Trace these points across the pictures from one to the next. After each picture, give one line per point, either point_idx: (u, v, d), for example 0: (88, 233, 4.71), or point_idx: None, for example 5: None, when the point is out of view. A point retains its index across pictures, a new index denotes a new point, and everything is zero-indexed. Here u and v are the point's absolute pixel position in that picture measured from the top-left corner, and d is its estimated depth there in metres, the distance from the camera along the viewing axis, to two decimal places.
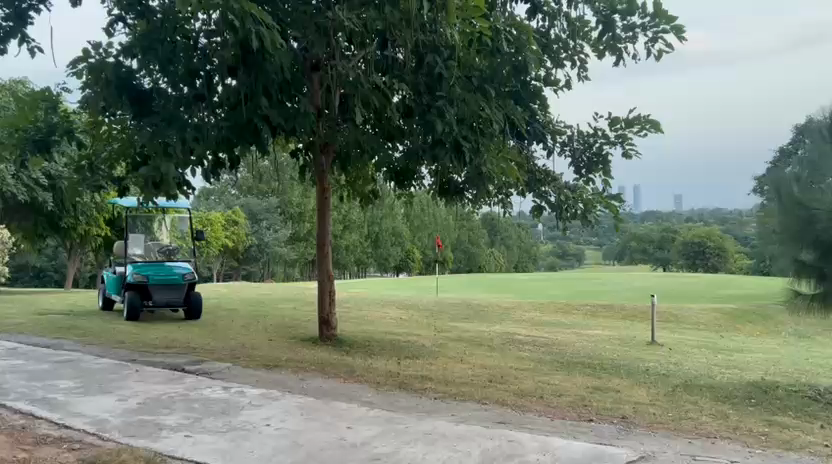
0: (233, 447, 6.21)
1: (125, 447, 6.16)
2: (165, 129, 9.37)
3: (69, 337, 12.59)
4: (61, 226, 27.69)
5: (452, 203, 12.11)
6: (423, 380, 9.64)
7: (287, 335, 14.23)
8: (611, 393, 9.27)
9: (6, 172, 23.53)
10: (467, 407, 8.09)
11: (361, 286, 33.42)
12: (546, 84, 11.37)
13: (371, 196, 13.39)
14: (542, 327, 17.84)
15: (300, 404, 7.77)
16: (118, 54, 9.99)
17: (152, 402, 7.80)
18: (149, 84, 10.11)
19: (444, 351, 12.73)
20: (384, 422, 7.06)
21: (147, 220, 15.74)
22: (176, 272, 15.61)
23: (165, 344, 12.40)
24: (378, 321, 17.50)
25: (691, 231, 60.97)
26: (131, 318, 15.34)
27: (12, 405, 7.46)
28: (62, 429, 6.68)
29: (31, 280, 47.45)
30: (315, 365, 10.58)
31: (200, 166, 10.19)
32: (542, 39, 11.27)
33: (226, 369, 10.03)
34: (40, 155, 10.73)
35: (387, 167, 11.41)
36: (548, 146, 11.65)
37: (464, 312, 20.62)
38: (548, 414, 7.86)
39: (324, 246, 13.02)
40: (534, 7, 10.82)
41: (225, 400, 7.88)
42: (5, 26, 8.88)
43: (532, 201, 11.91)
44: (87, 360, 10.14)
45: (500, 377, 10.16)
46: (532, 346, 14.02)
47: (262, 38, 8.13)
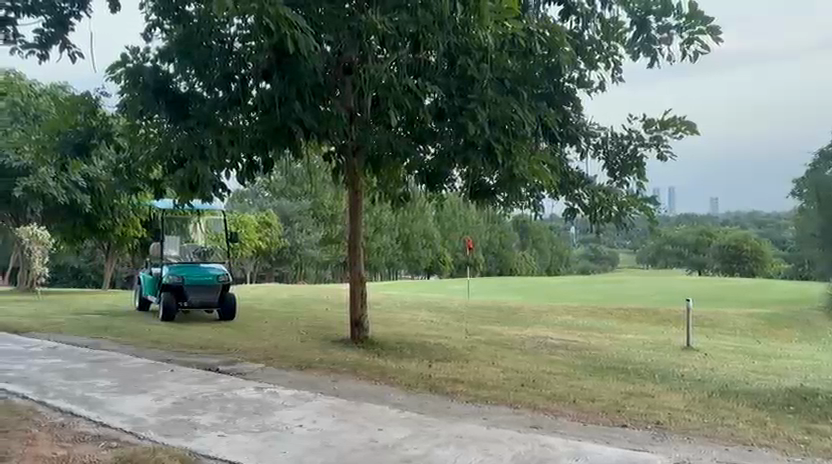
0: (266, 448, 6.26)
1: (161, 446, 6.26)
2: (202, 132, 9.87)
3: (106, 337, 12.84)
4: (100, 229, 28.38)
5: (484, 205, 12.00)
6: (455, 383, 9.64)
7: (319, 337, 14.33)
8: (645, 399, 9.15)
9: (46, 174, 24.07)
10: (499, 410, 8.06)
11: (398, 286, 35.56)
12: (579, 85, 11.30)
13: (402, 198, 13.48)
14: (575, 331, 17.68)
15: (332, 405, 7.82)
16: (155, 59, 10.24)
17: (186, 401, 7.91)
18: (185, 88, 10.30)
19: (475, 354, 12.69)
20: (416, 425, 7.07)
21: (183, 221, 15.99)
22: (211, 272, 15.79)
23: (199, 344, 12.56)
24: (409, 323, 17.55)
25: (727, 234, 59.89)
26: (166, 318, 15.59)
27: (52, 403, 7.62)
28: (99, 428, 6.80)
29: (69, 281, 48.31)
30: (347, 367, 10.64)
31: (233, 169, 10.28)
32: (577, 40, 11.19)
33: (259, 370, 10.13)
34: (78, 156, 11.03)
35: (419, 170, 11.43)
36: (582, 149, 11.53)
37: (496, 315, 20.53)
38: (581, 418, 7.80)
39: (355, 248, 13.06)
40: (567, 9, 10.73)
41: (258, 401, 7.96)
42: (47, 32, 9.12)
43: (564, 204, 11.77)
44: (124, 359, 10.34)
45: (532, 381, 10.11)
46: (564, 350, 13.93)
47: (297, 42, 8.20)
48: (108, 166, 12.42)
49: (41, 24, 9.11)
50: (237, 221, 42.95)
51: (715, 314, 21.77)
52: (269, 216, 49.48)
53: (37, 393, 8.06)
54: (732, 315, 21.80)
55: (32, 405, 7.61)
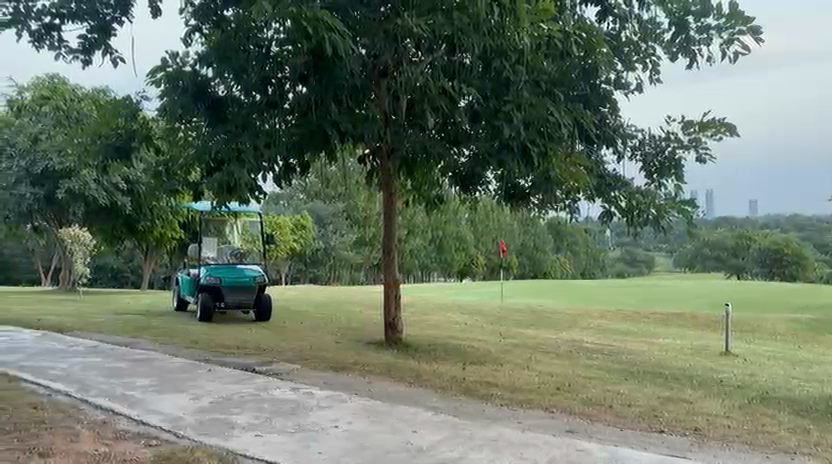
0: (301, 448, 6.32)
1: (199, 445, 6.35)
2: (239, 135, 9.97)
3: (145, 337, 13.06)
4: (138, 231, 28.91)
5: (518, 208, 12.00)
6: (489, 386, 9.61)
7: (353, 338, 14.40)
8: (683, 404, 9.03)
9: (88, 177, 24.66)
10: (534, 414, 8.01)
11: (448, 286, 38.36)
12: (616, 87, 11.18)
13: (436, 200, 13.52)
14: (611, 336, 17.49)
15: (366, 406, 7.86)
16: (194, 63, 10.37)
17: (223, 401, 8.01)
18: (223, 92, 10.41)
19: (509, 357, 12.64)
20: (450, 427, 7.07)
21: (220, 224, 16.20)
22: (247, 273, 15.93)
23: (235, 345, 12.70)
24: (443, 326, 17.54)
25: (767, 237, 58.76)
26: (204, 318, 15.83)
27: (93, 401, 7.78)
28: (140, 426, 6.93)
29: (109, 281, 49.20)
30: (381, 369, 10.68)
31: (270, 171, 10.47)
32: (614, 41, 11.10)
33: (295, 371, 10.22)
34: (119, 159, 11.33)
35: (453, 172, 11.47)
36: (619, 151, 11.42)
37: (530, 318, 20.42)
38: (617, 424, 7.70)
39: (389, 250, 13.08)
40: (604, 10, 10.67)
41: (294, 401, 8.03)
42: (91, 37, 10.39)
43: (601, 206, 11.61)
44: (163, 359, 10.51)
45: (567, 385, 10.03)
46: (600, 354, 13.78)
47: (334, 44, 8.28)
48: (149, 169, 12.70)
49: (86, 30, 10.36)
50: (273, 222, 43.36)
51: (755, 319, 21.36)
52: (305, 219, 49.86)
53: (79, 391, 8.24)
54: (772, 320, 21.37)
55: (75, 402, 7.78)
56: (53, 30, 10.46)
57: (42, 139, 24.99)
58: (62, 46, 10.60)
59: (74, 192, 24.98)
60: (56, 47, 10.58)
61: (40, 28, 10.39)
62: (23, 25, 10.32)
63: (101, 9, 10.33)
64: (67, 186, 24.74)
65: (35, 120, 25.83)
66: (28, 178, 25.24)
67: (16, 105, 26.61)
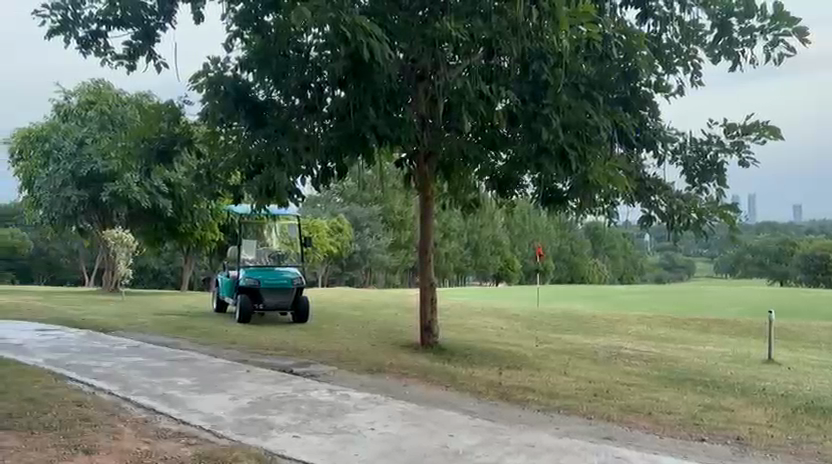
0: (339, 450, 6.36)
1: (238, 445, 6.42)
2: (279, 139, 10.10)
3: (186, 337, 13.28)
4: (179, 233, 29.42)
5: (556, 212, 11.83)
6: (526, 391, 9.53)
7: (389, 341, 14.44)
8: (724, 413, 8.87)
9: (131, 179, 25.15)
10: (571, 420, 7.94)
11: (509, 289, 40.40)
12: (657, 90, 11.03)
13: (472, 204, 13.49)
14: (651, 342, 17.24)
15: (403, 409, 7.88)
16: (236, 68, 10.52)
17: (262, 401, 8.11)
18: (263, 97, 10.57)
19: (546, 363, 12.54)
20: (487, 432, 7.04)
21: (257, 227, 16.56)
22: (284, 275, 16.07)
23: (274, 346, 12.84)
24: (479, 330, 17.50)
25: (812, 243, 57.32)
26: (242, 320, 16.06)
27: (135, 400, 7.94)
28: (180, 425, 7.04)
29: (150, 283, 50.11)
30: (417, 372, 10.69)
31: (309, 174, 10.61)
32: (655, 44, 10.96)
33: (331, 372, 10.29)
34: (161, 163, 11.55)
35: (490, 176, 11.46)
36: (659, 154, 11.29)
37: (567, 323, 20.24)
38: (657, 431, 7.59)
39: (426, 254, 13.10)
40: (645, 12, 10.56)
41: (331, 403, 8.08)
42: (135, 43, 10.64)
43: (640, 211, 11.44)
44: (202, 359, 10.67)
45: (606, 392, 9.90)
46: (639, 360, 13.60)
47: (372, 49, 8.35)
48: (190, 172, 12.92)
49: (131, 36, 10.64)
50: (310, 225, 43.69)
51: (799, 327, 20.85)
52: (341, 222, 50.29)
53: (122, 390, 8.40)
54: (819, 328, 20.81)
55: (117, 401, 7.94)
56: (100, 37, 10.73)
57: (88, 143, 25.50)
58: (108, 53, 10.85)
59: (118, 194, 25.54)
60: (102, 54, 10.85)
61: (87, 35, 10.68)
62: (71, 32, 10.61)
63: (145, 16, 10.56)
64: (112, 189, 25.29)
65: (81, 124, 26.42)
66: (74, 181, 25.81)
67: (62, 109, 27.22)
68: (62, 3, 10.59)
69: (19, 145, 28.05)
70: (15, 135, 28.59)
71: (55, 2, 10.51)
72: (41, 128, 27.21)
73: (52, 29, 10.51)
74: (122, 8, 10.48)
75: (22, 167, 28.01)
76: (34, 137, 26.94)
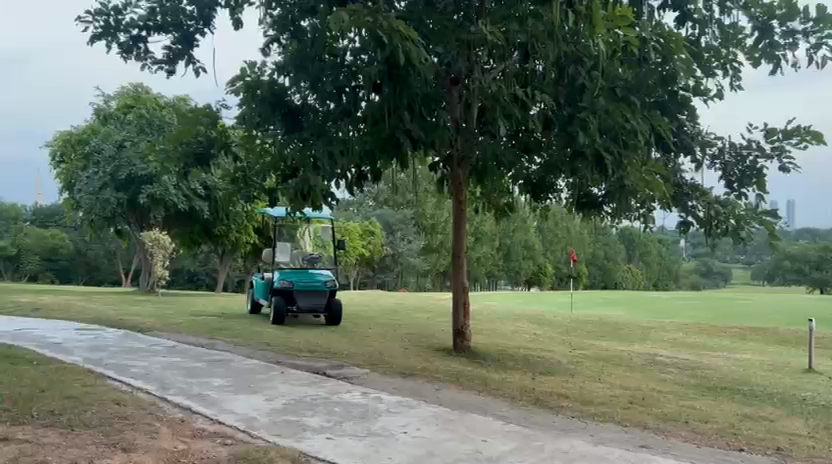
0: (372, 452, 6.38)
1: (273, 445, 6.48)
2: (314, 143, 10.20)
3: (221, 338, 13.43)
4: (215, 234, 29.84)
5: (591, 215, 11.82)
6: (560, 397, 9.45)
7: (421, 345, 14.45)
8: (764, 423, 8.69)
9: (169, 182, 25.58)
10: (607, 428, 7.84)
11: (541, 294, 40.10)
12: (696, 94, 10.84)
13: (506, 208, 13.44)
14: (687, 349, 16.97)
15: (436, 414, 7.86)
16: (272, 72, 10.58)
17: (296, 403, 8.17)
18: (299, 101, 10.64)
19: (579, 369, 12.42)
20: (520, 438, 7.00)
21: (292, 229, 16.65)
22: (319, 278, 16.34)
23: (307, 348, 12.94)
24: (512, 335, 17.42)
25: None
26: (277, 321, 16.13)
27: (172, 399, 8.05)
28: (216, 425, 7.13)
29: (185, 284, 50.88)
30: (450, 376, 10.67)
31: (343, 178, 10.69)
32: (693, 47, 10.77)
33: (364, 375, 10.33)
34: (199, 165, 11.78)
35: (524, 180, 11.40)
36: (697, 159, 11.12)
37: (601, 329, 20.04)
38: (694, 440, 7.47)
39: (459, 259, 13.08)
40: (683, 15, 10.43)
41: (364, 406, 8.11)
42: (175, 48, 10.84)
43: (677, 216, 11.22)
44: (237, 360, 10.80)
45: (641, 399, 9.76)
46: (675, 368, 13.41)
47: (408, 53, 8.33)
48: (226, 175, 13.10)
49: (170, 41, 10.84)
50: (343, 229, 43.99)
51: None
52: (374, 226, 50.65)
53: (159, 389, 8.54)
54: None
55: (155, 400, 8.07)
56: (140, 42, 10.94)
57: (127, 146, 25.98)
58: (148, 57, 11.06)
59: (155, 197, 26.01)
60: (142, 58, 11.06)
61: (128, 40, 10.89)
62: (113, 37, 10.83)
63: (184, 21, 10.76)
64: (150, 191, 25.73)
65: (120, 127, 26.92)
66: (113, 184, 26.29)
67: (103, 113, 27.76)
68: (105, 9, 10.82)
69: (60, 148, 28.68)
70: (57, 139, 29.28)
71: (97, 9, 10.73)
72: (82, 131, 27.81)
73: (95, 35, 10.76)
74: (162, 13, 10.67)
75: (64, 169, 28.67)
76: (75, 140, 27.58)
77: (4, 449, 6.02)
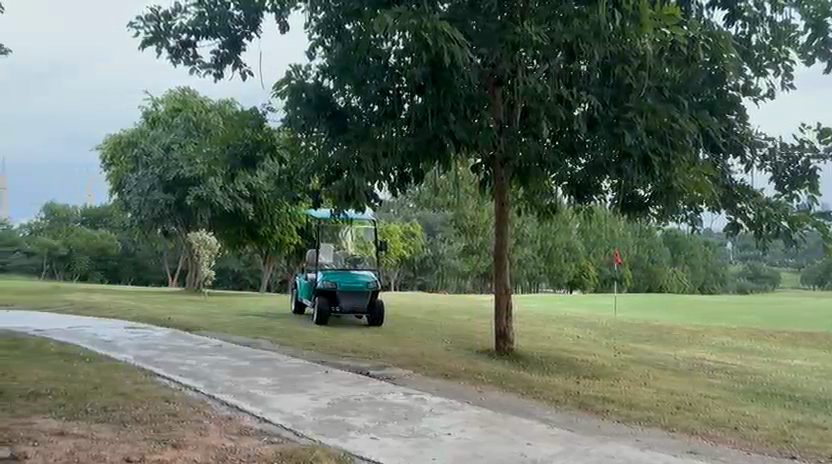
0: (416, 453, 6.40)
1: (318, 444, 6.55)
2: (357, 145, 10.25)
3: (265, 338, 13.61)
4: (259, 235, 30.29)
5: (637, 218, 11.71)
6: (605, 402, 9.34)
7: (463, 347, 14.42)
8: (817, 430, 8.47)
9: (215, 184, 26.02)
10: (653, 432, 7.74)
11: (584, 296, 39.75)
12: (745, 93, 10.58)
13: (549, 210, 13.35)
14: (735, 354, 16.61)
15: (478, 415, 7.85)
16: (317, 75, 10.64)
17: (340, 402, 8.25)
18: (343, 103, 10.69)
19: (624, 373, 12.27)
20: (565, 442, 6.96)
21: (335, 230, 16.67)
22: (361, 279, 16.45)
23: (350, 348, 13.04)
24: (555, 338, 17.27)
25: None
26: (319, 321, 16.31)
27: (219, 397, 8.20)
28: (263, 423, 7.23)
29: (229, 285, 51.72)
30: (493, 379, 10.64)
31: (385, 180, 10.76)
32: (743, 46, 10.56)
33: (407, 376, 10.37)
34: (244, 168, 11.93)
35: (568, 182, 11.35)
36: (747, 160, 10.90)
37: (646, 333, 19.77)
38: (743, 447, 7.32)
39: (502, 261, 13.00)
40: (732, 13, 10.22)
41: (408, 407, 8.14)
42: (223, 52, 11.06)
43: (725, 218, 11.01)
44: (282, 359, 10.95)
45: (688, 404, 9.60)
46: (723, 373, 13.14)
47: (452, 55, 8.33)
48: (271, 177, 13.35)
49: (218, 45, 11.05)
50: (384, 230, 44.27)
51: None
52: (414, 227, 50.83)
53: (206, 387, 8.69)
54: None
55: (202, 398, 8.22)
56: (189, 47, 11.17)
57: (175, 148, 26.49)
58: (197, 61, 11.26)
59: (202, 198, 26.52)
60: (191, 62, 11.27)
61: (178, 45, 11.12)
62: (163, 42, 11.07)
63: (231, 26, 10.96)
64: (197, 193, 26.19)
65: (168, 130, 27.43)
66: (162, 185, 26.73)
67: (151, 116, 28.30)
68: (156, 15, 11.08)
69: (110, 150, 29.37)
70: (107, 141, 29.98)
71: (148, 14, 11.01)
72: (131, 134, 28.47)
73: (145, 40, 11.02)
74: (211, 18, 10.87)
75: (114, 171, 29.38)
76: (125, 143, 28.23)
77: (60, 443, 6.19)
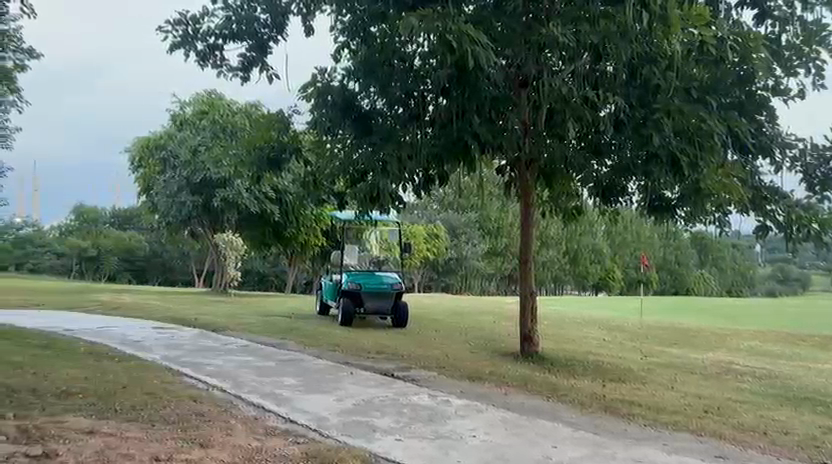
0: (441, 455, 6.40)
1: (344, 445, 6.58)
2: (382, 147, 10.35)
3: (291, 338, 13.69)
4: (285, 236, 30.52)
5: (663, 220, 11.63)
6: (631, 405, 9.27)
7: (488, 349, 14.39)
8: None
9: (242, 186, 26.28)
10: (680, 437, 7.64)
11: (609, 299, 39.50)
12: (775, 94, 10.40)
13: (575, 212, 13.25)
14: (765, 358, 16.35)
15: (503, 418, 7.82)
16: (342, 78, 10.67)
17: (365, 403, 8.28)
18: (368, 105, 10.72)
19: (651, 376, 12.15)
20: (591, 445, 6.91)
21: (359, 232, 16.79)
22: (385, 280, 16.44)
23: (374, 349, 13.07)
24: (580, 341, 17.17)
25: None
26: (344, 323, 16.38)
27: (245, 397, 8.27)
28: (288, 424, 7.28)
29: (255, 285, 52.13)
30: (518, 381, 10.61)
31: (410, 182, 10.82)
32: (771, 46, 10.47)
33: (431, 377, 10.37)
34: (271, 170, 12.04)
35: (594, 183, 11.27)
36: (776, 162, 10.60)
37: (673, 336, 19.55)
38: (773, 452, 7.21)
39: (526, 263, 13.01)
40: (761, 12, 10.21)
41: (433, 408, 8.15)
42: (249, 55, 11.17)
43: (754, 220, 10.84)
44: (307, 359, 11.01)
45: (716, 408, 9.49)
46: (752, 377, 12.96)
47: (477, 57, 8.32)
48: (297, 180, 13.40)
49: (245, 49, 11.16)
50: (408, 232, 44.34)
51: None
52: (438, 229, 50.86)
53: (233, 387, 8.77)
54: None
55: (229, 398, 8.30)
56: (217, 50, 11.29)
57: (202, 150, 26.79)
58: (224, 65, 11.38)
59: (228, 200, 26.77)
60: (218, 66, 11.38)
61: (205, 48, 11.24)
62: (190, 46, 11.21)
63: (258, 29, 11.06)
64: (224, 195, 26.45)
65: (195, 133, 27.72)
66: (189, 187, 27.12)
67: (178, 118, 28.56)
68: (184, 19, 11.21)
69: (138, 152, 29.76)
70: (135, 144, 30.38)
71: (176, 18, 11.14)
72: (159, 136, 28.79)
73: (174, 44, 11.17)
74: (238, 22, 11.01)
75: (142, 173, 29.73)
76: (153, 145, 28.58)
77: (90, 441, 6.28)
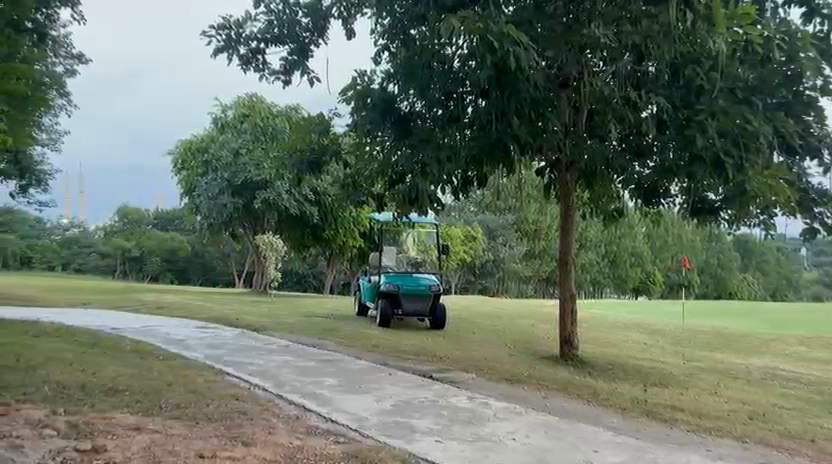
0: (481, 457, 6.40)
1: (384, 446, 6.62)
2: (422, 149, 10.44)
3: (330, 339, 13.80)
4: (323, 238, 30.77)
5: (706, 222, 11.52)
6: (673, 410, 9.13)
7: (527, 352, 14.29)
8: None
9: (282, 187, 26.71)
10: (724, 443, 7.50)
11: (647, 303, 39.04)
12: (825, 94, 9.94)
13: (615, 214, 13.09)
14: (812, 364, 15.94)
15: (543, 421, 7.78)
16: (382, 81, 10.81)
17: (404, 404, 8.31)
18: (407, 108, 10.74)
19: (693, 381, 11.94)
20: (633, 450, 6.85)
21: (397, 233, 16.87)
22: (423, 282, 16.39)
23: (412, 351, 13.09)
24: (621, 345, 16.95)
25: None
26: (383, 324, 16.45)
27: (287, 396, 8.37)
28: (329, 423, 7.35)
29: (293, 286, 52.54)
30: (557, 384, 10.53)
31: (448, 183, 10.93)
32: (821, 45, 9.97)
33: (469, 379, 10.36)
34: (311, 172, 12.15)
35: (635, 185, 11.09)
36: (824, 163, 10.18)
37: (715, 341, 19.17)
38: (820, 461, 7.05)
39: (565, 263, 13.13)
40: (810, 12, 9.77)
41: (472, 410, 8.15)
42: (291, 59, 11.29)
43: (802, 222, 10.46)
44: (347, 360, 11.08)
45: (761, 415, 9.30)
46: (799, 383, 12.65)
47: (518, 58, 8.26)
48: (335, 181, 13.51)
49: (287, 52, 11.28)
50: (444, 234, 44.22)
51: None
52: (475, 231, 50.62)
53: (274, 386, 8.89)
54: None
55: (271, 397, 8.41)
56: (259, 54, 11.45)
57: (243, 153, 27.21)
58: (266, 68, 11.54)
59: (269, 201, 27.08)
60: (261, 69, 11.56)
61: (248, 52, 11.41)
62: (234, 50, 11.40)
63: (299, 33, 11.20)
64: (264, 197, 26.80)
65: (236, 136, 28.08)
66: (230, 189, 27.47)
67: (219, 121, 28.73)
68: (227, 23, 11.35)
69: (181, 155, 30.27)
70: (178, 147, 30.89)
71: (220, 23, 11.29)
72: (201, 140, 29.19)
73: (217, 48, 11.35)
74: (280, 25, 11.13)
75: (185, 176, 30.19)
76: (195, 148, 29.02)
77: (136, 437, 6.43)
